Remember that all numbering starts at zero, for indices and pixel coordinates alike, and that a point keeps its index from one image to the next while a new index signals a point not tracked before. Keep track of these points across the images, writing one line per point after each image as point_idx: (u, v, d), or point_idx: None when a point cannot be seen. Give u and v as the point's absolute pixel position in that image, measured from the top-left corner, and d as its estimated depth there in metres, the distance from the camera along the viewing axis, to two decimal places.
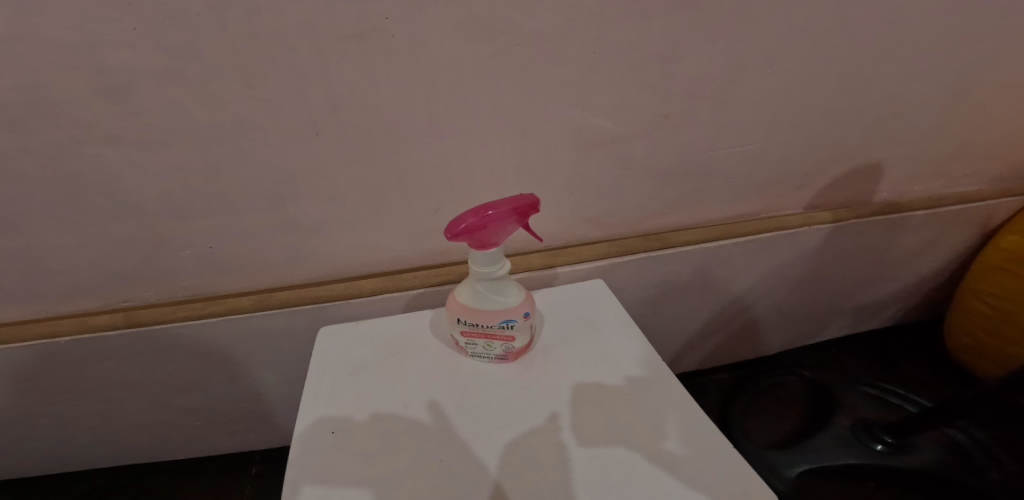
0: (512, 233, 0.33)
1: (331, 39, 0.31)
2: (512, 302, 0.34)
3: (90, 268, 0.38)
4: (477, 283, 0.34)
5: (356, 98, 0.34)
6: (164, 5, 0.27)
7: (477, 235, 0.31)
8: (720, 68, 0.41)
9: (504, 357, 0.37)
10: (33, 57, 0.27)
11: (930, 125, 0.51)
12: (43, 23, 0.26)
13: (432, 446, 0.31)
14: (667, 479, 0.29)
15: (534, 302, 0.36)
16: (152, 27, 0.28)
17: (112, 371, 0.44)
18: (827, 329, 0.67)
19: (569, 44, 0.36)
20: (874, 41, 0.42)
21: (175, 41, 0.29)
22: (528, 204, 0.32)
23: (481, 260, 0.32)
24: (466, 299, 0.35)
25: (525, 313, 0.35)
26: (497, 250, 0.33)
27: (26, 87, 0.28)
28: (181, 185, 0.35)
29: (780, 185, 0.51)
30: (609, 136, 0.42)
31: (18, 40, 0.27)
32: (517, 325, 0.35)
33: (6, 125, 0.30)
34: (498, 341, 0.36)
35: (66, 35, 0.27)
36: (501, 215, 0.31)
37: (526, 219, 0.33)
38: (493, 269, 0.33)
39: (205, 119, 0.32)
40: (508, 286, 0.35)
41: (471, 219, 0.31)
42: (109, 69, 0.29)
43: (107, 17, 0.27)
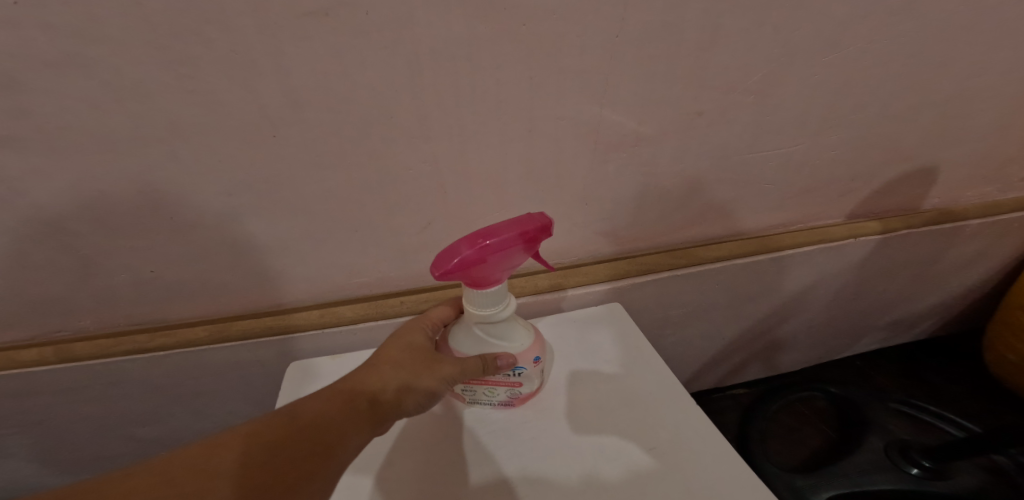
0: (518, 262, 0.27)
1: (285, 17, 0.24)
2: (519, 347, 0.30)
3: (10, 297, 0.32)
4: (476, 328, 0.29)
5: (321, 92, 0.28)
6: None
7: (475, 270, 0.26)
8: (767, 56, 0.34)
9: (509, 402, 0.33)
10: None
11: (989, 124, 0.45)
12: None
13: (430, 462, 0.30)
14: (673, 468, 0.29)
15: (544, 344, 0.32)
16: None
17: (51, 407, 0.39)
18: (858, 343, 0.61)
19: (589, 25, 0.29)
20: (941, 27, 0.36)
21: (71, 17, 0.22)
22: (541, 229, 0.26)
23: (478, 303, 0.28)
24: (461, 343, 0.30)
25: (535, 360, 0.31)
26: (498, 287, 0.28)
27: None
28: (108, 199, 0.29)
29: (821, 191, 0.45)
30: (632, 137, 0.36)
31: None
32: (526, 372, 0.31)
33: None
34: (501, 386, 0.32)
35: None
36: (505, 245, 0.25)
37: (535, 246, 0.27)
38: (493, 312, 0.28)
39: (128, 118, 0.26)
40: (511, 328, 0.30)
41: (467, 253, 0.25)
42: None
43: None
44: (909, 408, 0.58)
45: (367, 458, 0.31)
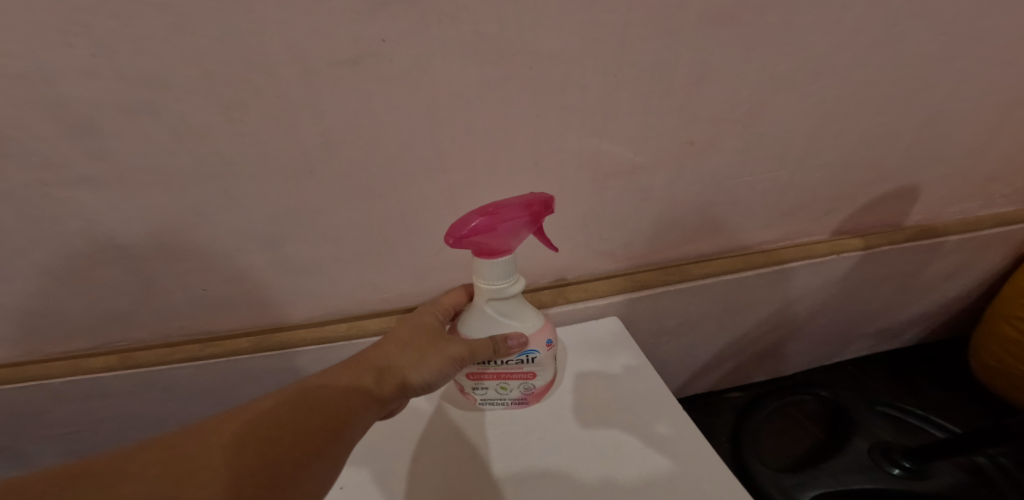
0: (524, 235, 0.31)
1: (323, 66, 0.29)
2: (527, 323, 0.34)
3: (81, 311, 0.37)
4: (489, 302, 0.33)
5: (352, 130, 0.32)
6: (127, 29, 0.25)
7: (485, 238, 0.30)
8: (747, 91, 0.39)
9: (524, 396, 0.37)
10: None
11: (963, 146, 0.49)
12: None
13: (451, 461, 0.35)
14: (667, 458, 0.33)
15: (551, 326, 0.36)
16: (117, 53, 0.26)
17: (109, 407, 0.44)
18: (847, 349, 0.65)
19: (589, 69, 0.34)
20: (905, 59, 0.41)
21: (142, 69, 0.27)
22: (544, 207, 0.31)
23: (488, 277, 0.32)
24: (475, 320, 0.34)
25: (547, 343, 0.35)
26: (507, 259, 0.31)
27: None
28: (167, 226, 0.33)
29: (808, 210, 0.48)
30: (629, 166, 0.40)
31: None
32: (539, 356, 0.35)
33: None
34: (514, 379, 0.36)
35: (23, 64, 0.26)
36: (512, 215, 0.30)
37: (539, 221, 0.32)
38: (502, 286, 0.32)
39: (187, 156, 0.31)
40: (519, 305, 0.34)
41: (479, 222, 0.29)
42: (75, 101, 0.27)
43: (62, 43, 0.25)
44: (895, 411, 0.61)
45: (397, 461, 0.35)
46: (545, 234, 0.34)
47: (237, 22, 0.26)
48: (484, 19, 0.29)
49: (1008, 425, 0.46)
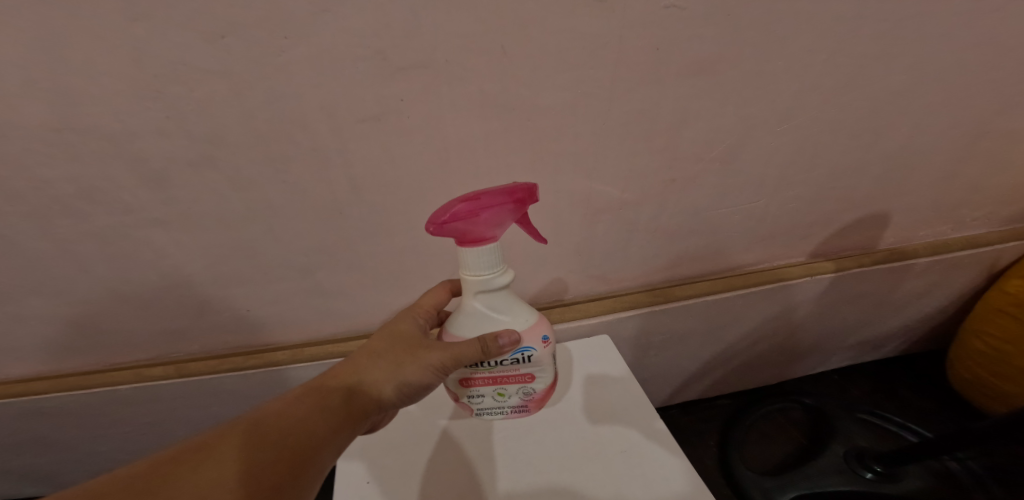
0: (507, 222, 0.34)
1: (350, 122, 0.36)
2: (514, 316, 0.36)
3: (146, 326, 0.44)
4: (479, 292, 0.35)
5: (374, 175, 0.39)
6: (192, 93, 0.32)
7: (468, 224, 0.32)
8: (722, 134, 0.45)
9: (524, 401, 0.40)
10: (91, 150, 0.33)
11: (926, 175, 0.54)
12: (93, 116, 0.32)
13: (464, 464, 0.41)
14: (659, 450, 0.39)
15: (542, 321, 0.38)
16: (185, 116, 0.33)
17: (165, 411, 0.52)
18: (830, 360, 0.69)
19: (581, 118, 0.41)
20: (858, 100, 0.47)
21: (204, 128, 0.34)
22: (526, 194, 0.33)
23: (474, 267, 0.34)
24: (466, 312, 0.36)
25: (543, 339, 0.37)
26: (492, 246, 0.34)
27: (84, 178, 0.34)
28: (220, 257, 0.41)
29: (782, 236, 0.54)
30: (617, 201, 0.46)
31: (74, 132, 0.32)
32: (534, 353, 0.37)
33: (64, 213, 0.36)
34: (513, 382, 0.39)
35: (113, 128, 0.33)
36: (493, 202, 0.32)
37: (521, 209, 0.34)
38: (488, 276, 0.34)
39: (239, 199, 0.38)
40: (506, 296, 0.36)
41: (462, 208, 0.32)
42: (150, 157, 0.34)
43: (143, 108, 0.32)
44: (874, 417, 0.65)
45: (414, 461, 0.42)
46: (530, 225, 0.36)
47: (284, 93, 0.33)
48: (486, 79, 0.36)
49: (968, 431, 0.50)
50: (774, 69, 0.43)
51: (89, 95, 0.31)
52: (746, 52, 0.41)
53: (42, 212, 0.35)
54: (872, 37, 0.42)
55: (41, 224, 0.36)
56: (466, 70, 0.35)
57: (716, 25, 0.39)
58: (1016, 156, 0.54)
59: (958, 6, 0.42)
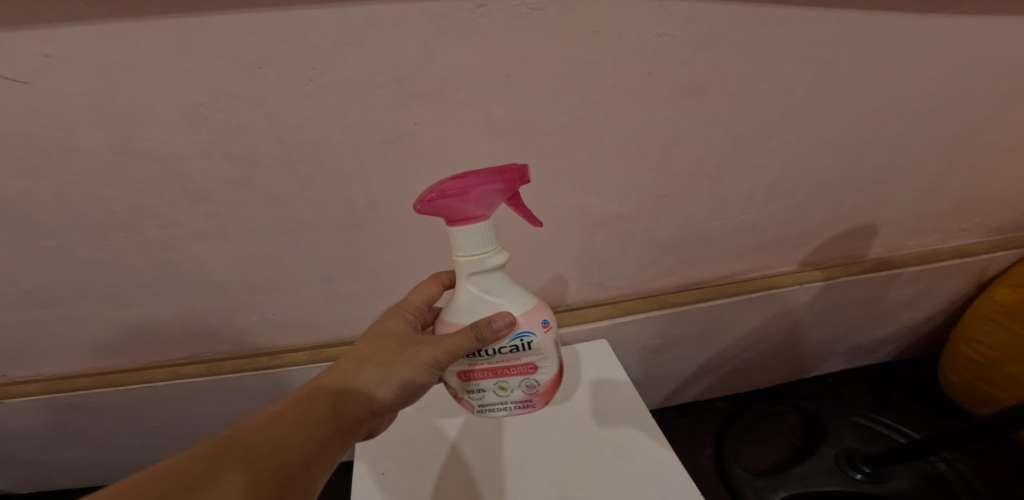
0: (497, 200, 0.36)
1: (370, 144, 0.40)
2: (507, 295, 0.37)
3: (181, 328, 0.50)
4: (473, 273, 0.37)
5: (391, 192, 0.43)
6: (233, 120, 0.37)
7: (458, 199, 0.34)
8: (712, 153, 0.49)
9: (527, 396, 0.40)
10: (145, 171, 0.38)
11: (911, 189, 0.57)
12: (147, 142, 0.37)
13: (469, 462, 0.44)
14: (648, 455, 0.43)
15: (538, 304, 0.39)
16: (227, 140, 0.38)
17: (194, 407, 0.58)
18: (824, 364, 0.72)
19: (579, 140, 0.45)
20: (842, 119, 0.50)
21: (243, 150, 0.38)
22: (517, 175, 0.35)
23: (466, 247, 0.36)
24: (462, 294, 0.38)
25: (541, 323, 0.38)
26: (483, 224, 0.35)
27: (137, 196, 0.39)
28: (252, 266, 0.46)
29: (772, 247, 0.57)
30: (612, 215, 0.50)
31: (131, 155, 0.37)
32: (533, 339, 0.38)
33: (118, 227, 0.41)
34: (515, 374, 0.39)
35: (164, 151, 0.37)
36: (482, 180, 0.34)
37: (512, 189, 0.36)
38: (480, 255, 0.36)
39: (271, 214, 0.43)
40: (499, 276, 0.37)
41: (452, 184, 0.34)
42: (194, 176, 0.39)
43: (191, 133, 0.37)
44: (866, 421, 0.67)
45: (424, 457, 0.45)
46: (524, 207, 0.38)
47: (314, 119, 0.38)
48: (492, 106, 0.41)
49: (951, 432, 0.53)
50: (760, 93, 0.46)
51: (145, 124, 0.36)
52: (732, 77, 0.44)
53: (98, 226, 0.40)
54: (850, 61, 0.46)
55: (98, 235, 0.41)
56: (473, 98, 0.40)
57: (703, 55, 0.42)
58: (997, 169, 0.57)
59: (927, 33, 0.45)
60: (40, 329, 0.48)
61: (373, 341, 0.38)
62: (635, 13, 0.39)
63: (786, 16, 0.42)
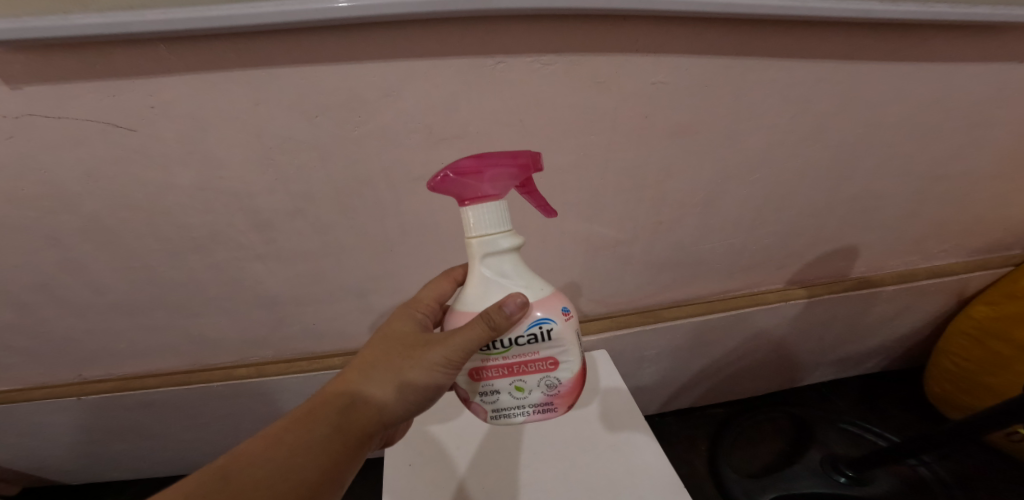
0: (510, 181, 0.39)
1: (404, 181, 0.48)
2: (519, 280, 0.39)
3: (236, 334, 0.61)
4: (486, 254, 0.39)
5: (420, 222, 0.52)
6: (296, 163, 0.46)
7: (473, 178, 0.37)
8: (703, 186, 0.55)
9: (547, 397, 0.41)
10: (222, 205, 0.48)
11: (891, 215, 0.62)
12: (226, 181, 0.46)
13: (486, 459, 0.51)
14: (640, 457, 0.49)
15: (554, 293, 0.40)
16: (288, 178, 0.47)
17: (242, 404, 0.69)
18: (814, 374, 0.77)
19: (584, 177, 0.51)
20: (822, 153, 0.56)
21: (300, 187, 0.47)
22: (529, 161, 0.39)
23: (480, 225, 0.38)
24: (475, 280, 0.39)
25: (562, 310, 0.40)
26: (496, 202, 0.38)
27: (214, 225, 0.49)
28: (301, 282, 0.55)
29: (759, 267, 0.63)
30: (611, 241, 0.57)
31: (213, 191, 0.47)
32: (551, 327, 0.39)
33: (197, 249, 0.51)
34: (535, 373, 0.41)
35: (238, 187, 0.47)
36: (496, 161, 0.38)
37: (523, 174, 0.39)
38: (493, 235, 0.38)
39: (321, 240, 0.52)
40: (511, 259, 0.40)
41: (468, 162, 0.37)
42: (261, 207, 0.48)
43: (260, 173, 0.46)
44: (852, 428, 0.72)
45: (445, 451, 0.52)
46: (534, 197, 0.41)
47: (358, 161, 0.46)
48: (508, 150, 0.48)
49: (921, 438, 0.58)
50: (745, 134, 0.52)
51: (226, 168, 0.45)
52: (718, 121, 0.51)
53: (181, 248, 0.51)
54: (826, 102, 0.52)
55: (181, 250, 0.51)
56: (491, 143, 0.47)
57: (692, 100, 0.49)
58: (970, 195, 0.62)
59: (896, 76, 0.51)
60: (127, 326, 0.58)
61: (379, 348, 0.40)
62: (633, 65, 0.45)
63: (767, 64, 0.48)
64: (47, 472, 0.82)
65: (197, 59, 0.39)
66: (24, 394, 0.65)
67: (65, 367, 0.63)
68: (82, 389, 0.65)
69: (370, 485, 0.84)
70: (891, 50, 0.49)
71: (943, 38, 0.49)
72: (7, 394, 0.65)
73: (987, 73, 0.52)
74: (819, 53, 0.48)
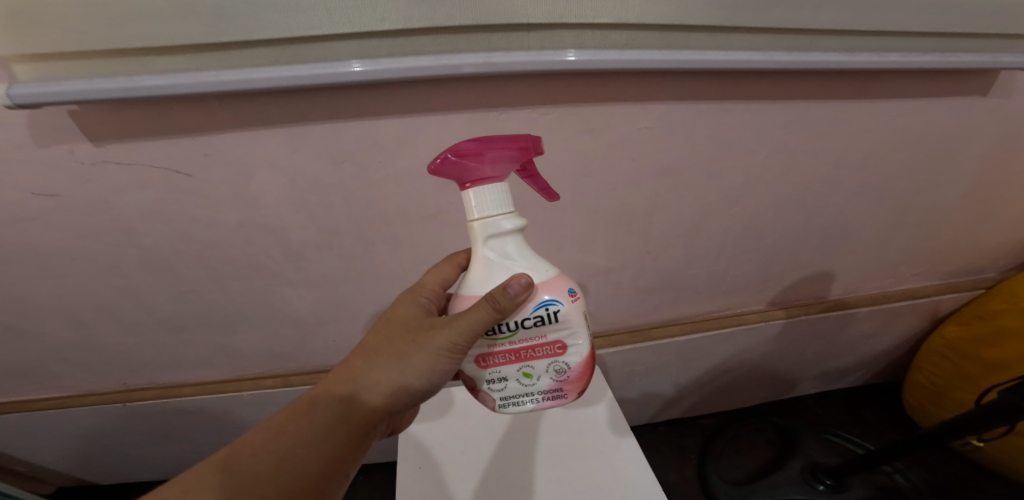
0: (510, 163, 0.41)
1: (419, 219, 0.56)
2: (522, 261, 0.42)
3: (267, 349, 0.69)
4: (490, 236, 0.41)
5: (433, 252, 0.59)
6: (328, 206, 0.53)
7: (474, 160, 0.39)
8: (687, 220, 0.61)
9: (556, 382, 0.43)
10: (263, 240, 0.55)
11: (865, 242, 0.68)
12: (267, 219, 0.54)
13: (490, 467, 0.57)
14: (628, 470, 0.56)
15: (558, 275, 0.43)
16: (320, 217, 0.54)
17: (268, 411, 0.76)
18: (796, 388, 0.83)
19: (579, 214, 0.58)
20: (797, 189, 0.61)
21: (329, 224, 0.55)
22: (529, 145, 0.41)
23: (483, 206, 0.40)
24: (479, 263, 0.42)
25: (569, 291, 0.42)
26: (498, 183, 0.40)
27: (255, 257, 0.57)
28: (329, 304, 0.63)
29: (741, 290, 0.69)
30: (603, 268, 0.63)
31: (255, 227, 0.54)
32: (559, 310, 0.42)
33: (238, 276, 0.59)
34: (542, 359, 0.43)
35: (277, 224, 0.54)
36: (496, 144, 0.40)
37: (523, 156, 0.41)
38: (495, 215, 0.40)
39: (347, 269, 0.59)
40: (513, 239, 0.42)
41: (468, 145, 0.39)
42: (296, 242, 0.56)
43: (296, 212, 0.53)
44: (835, 439, 0.76)
45: (453, 459, 0.58)
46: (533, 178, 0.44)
47: (380, 203, 0.54)
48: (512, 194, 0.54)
49: (891, 448, 0.63)
50: (726, 175, 0.58)
51: (267, 209, 0.53)
52: (700, 163, 0.57)
53: (225, 276, 0.58)
54: (798, 143, 0.57)
55: (224, 276, 0.59)
56: None
57: (676, 145, 0.55)
58: (939, 225, 0.68)
59: (862, 119, 0.57)
60: (171, 342, 0.66)
61: (382, 338, 0.44)
62: (623, 114, 0.51)
63: (741, 109, 0.53)
64: (82, 472, 0.89)
65: (243, 119, 0.46)
66: (74, 401, 0.72)
67: (112, 375, 0.71)
68: (126, 396, 0.72)
69: (383, 488, 0.91)
70: (855, 94, 0.55)
71: (903, 84, 0.54)
72: (58, 401, 0.72)
73: (946, 113, 0.57)
74: (788, 96, 0.53)
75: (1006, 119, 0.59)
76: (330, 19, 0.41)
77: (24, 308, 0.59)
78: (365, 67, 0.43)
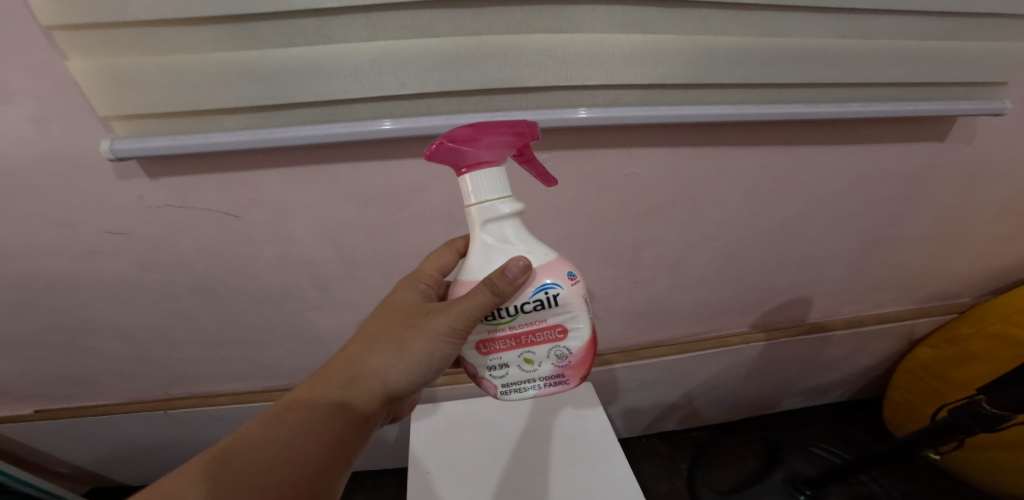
0: (506, 146, 0.45)
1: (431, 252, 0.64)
2: (520, 245, 0.47)
3: (294, 363, 0.77)
4: (486, 221, 0.46)
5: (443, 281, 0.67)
6: (354, 242, 0.62)
7: (469, 144, 0.44)
8: (671, 253, 0.68)
9: (558, 366, 0.49)
10: (297, 270, 0.64)
11: (839, 270, 0.74)
12: (300, 253, 0.62)
13: (492, 474, 0.64)
14: (615, 478, 0.62)
15: (557, 260, 0.47)
16: (346, 252, 0.62)
17: None
18: (782, 403, 0.89)
19: (571, 249, 0.66)
20: (772, 225, 0.68)
21: (354, 257, 0.63)
22: (525, 130, 0.46)
23: (482, 190, 0.45)
24: (478, 250, 0.47)
25: (569, 276, 0.47)
26: (493, 164, 0.45)
27: (288, 285, 0.65)
28: (351, 326, 0.72)
29: (724, 314, 0.76)
30: (595, 294, 0.70)
31: (290, 260, 0.63)
32: (559, 294, 0.47)
33: (273, 301, 0.67)
34: (544, 344, 0.48)
35: (308, 257, 0.63)
36: (490, 130, 0.44)
37: (516, 140, 0.46)
38: (492, 198, 0.45)
39: (368, 295, 0.68)
40: (510, 221, 0.46)
41: (465, 131, 0.44)
42: (324, 272, 0.64)
43: (326, 247, 0.62)
44: (816, 452, 0.82)
45: (459, 467, 0.65)
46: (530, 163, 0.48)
47: (398, 240, 0.62)
48: None
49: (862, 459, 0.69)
50: (705, 213, 0.65)
51: (301, 245, 0.61)
52: (681, 203, 0.64)
53: (261, 300, 0.67)
54: (771, 185, 0.64)
55: (261, 301, 0.67)
56: None
57: (659, 186, 0.61)
58: (909, 255, 0.74)
59: (831, 159, 0.63)
60: (210, 356, 0.75)
61: (383, 323, 0.50)
62: (611, 160, 0.59)
63: (720, 153, 0.60)
64: (116, 473, 0.98)
65: (283, 170, 0.55)
66: (121, 408, 0.82)
67: (156, 385, 0.80)
68: (165, 405, 0.81)
69: (394, 493, 0.99)
70: (822, 139, 0.61)
71: (866, 129, 0.61)
72: (107, 407, 0.82)
73: (907, 156, 0.64)
74: (762, 141, 0.60)
75: (966, 158, 0.64)
76: (359, 87, 0.49)
77: (87, 326, 0.68)
78: (397, 124, 0.51)
